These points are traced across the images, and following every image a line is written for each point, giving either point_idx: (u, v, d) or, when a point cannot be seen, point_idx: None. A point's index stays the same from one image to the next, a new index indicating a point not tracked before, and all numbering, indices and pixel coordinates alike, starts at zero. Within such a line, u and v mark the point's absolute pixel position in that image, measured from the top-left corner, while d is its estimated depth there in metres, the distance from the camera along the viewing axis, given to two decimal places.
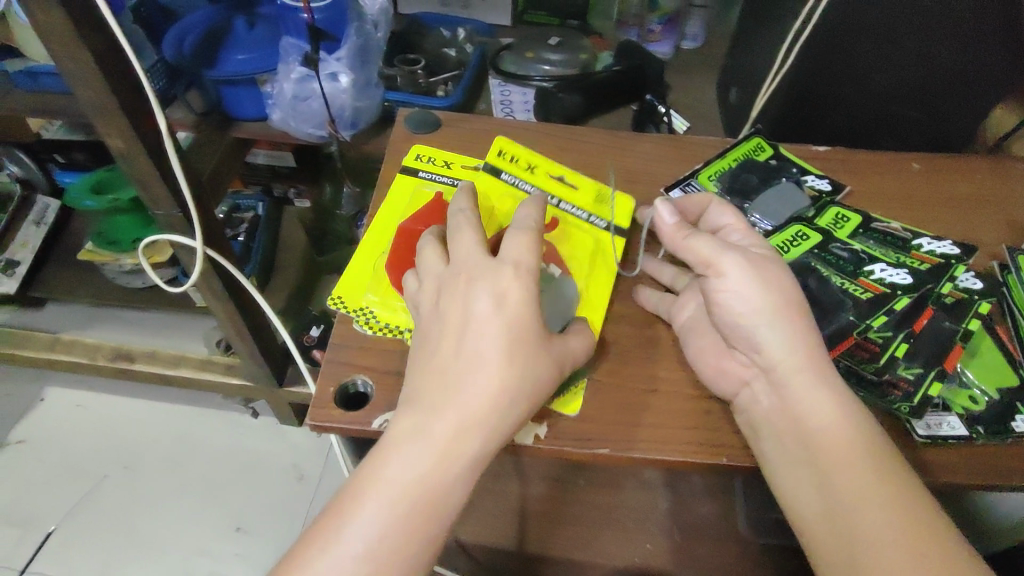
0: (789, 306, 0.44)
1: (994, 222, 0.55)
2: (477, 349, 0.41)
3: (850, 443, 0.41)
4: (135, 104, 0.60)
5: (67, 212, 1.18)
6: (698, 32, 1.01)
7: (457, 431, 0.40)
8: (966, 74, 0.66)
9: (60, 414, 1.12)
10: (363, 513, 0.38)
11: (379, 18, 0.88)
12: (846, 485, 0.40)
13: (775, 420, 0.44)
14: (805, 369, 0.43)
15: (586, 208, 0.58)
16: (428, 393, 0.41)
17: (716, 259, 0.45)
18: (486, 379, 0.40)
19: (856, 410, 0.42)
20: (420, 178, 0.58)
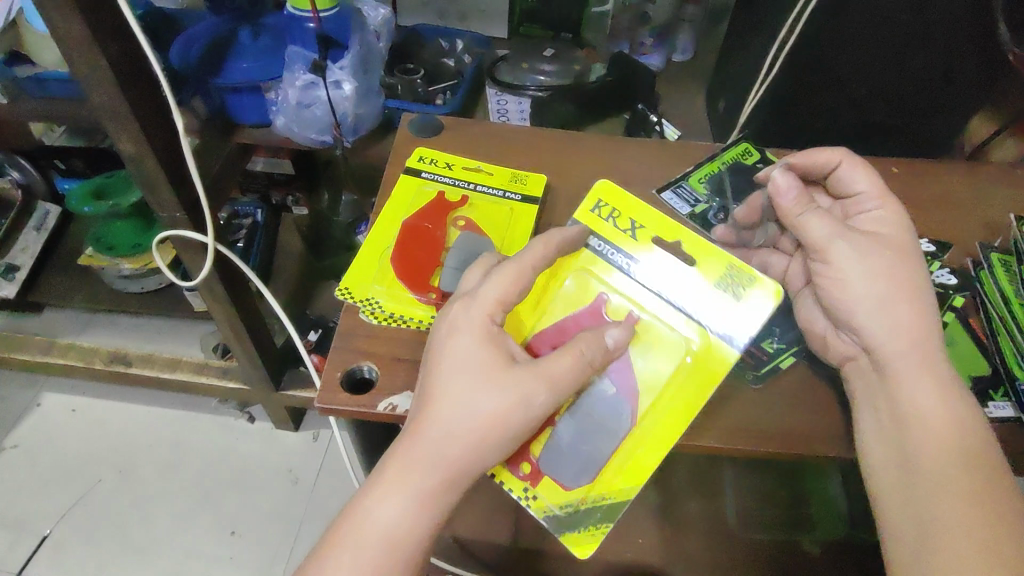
0: (905, 285, 0.46)
1: (969, 221, 0.58)
2: (457, 362, 0.43)
3: (947, 430, 0.43)
4: (145, 108, 0.62)
5: (66, 218, 1.19)
6: (687, 45, 1.04)
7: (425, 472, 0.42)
8: (942, 84, 0.69)
9: (56, 419, 1.13)
10: (375, 514, 0.42)
11: (381, 28, 0.93)
12: (934, 472, 0.42)
13: (873, 399, 0.46)
14: (908, 354, 0.44)
15: (693, 299, 0.50)
16: (422, 405, 0.43)
17: (825, 243, 0.48)
18: (464, 389, 0.42)
19: (959, 400, 0.43)
20: (422, 178, 0.60)
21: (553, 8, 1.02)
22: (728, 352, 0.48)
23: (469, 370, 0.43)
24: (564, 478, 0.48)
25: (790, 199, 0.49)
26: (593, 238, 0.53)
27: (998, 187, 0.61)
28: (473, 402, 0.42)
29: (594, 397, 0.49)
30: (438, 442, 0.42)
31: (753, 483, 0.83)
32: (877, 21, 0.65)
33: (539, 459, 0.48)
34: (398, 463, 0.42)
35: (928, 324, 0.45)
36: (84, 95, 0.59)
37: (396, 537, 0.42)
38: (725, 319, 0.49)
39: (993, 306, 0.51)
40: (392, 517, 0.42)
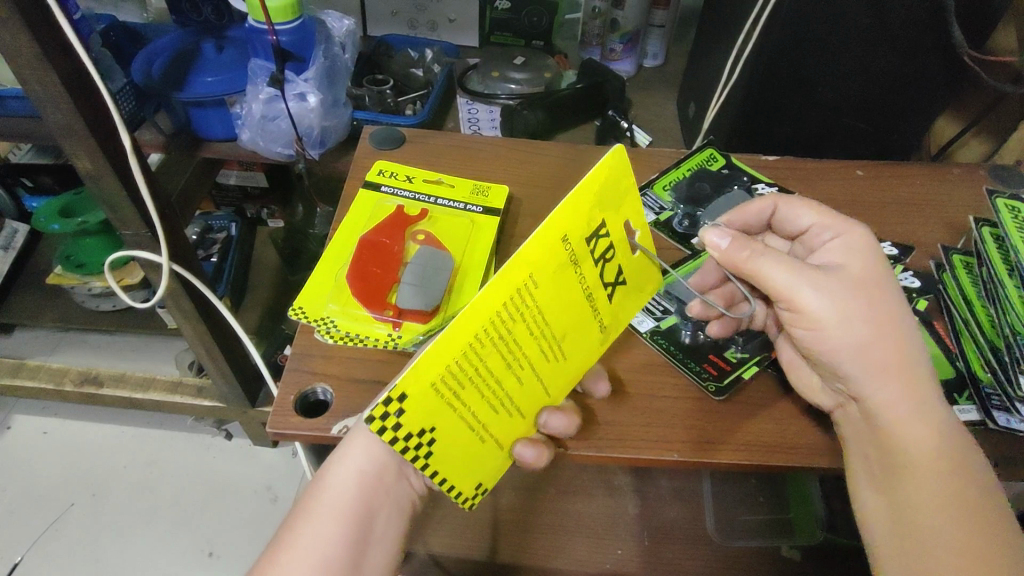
0: (884, 325, 0.43)
1: (932, 223, 0.58)
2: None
3: (932, 463, 0.41)
4: (101, 126, 0.60)
5: (34, 236, 1.17)
6: (658, 50, 1.04)
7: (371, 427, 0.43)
8: (903, 84, 0.70)
9: (25, 442, 1.10)
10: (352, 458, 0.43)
11: (346, 40, 0.93)
12: (926, 508, 0.40)
13: (865, 437, 0.44)
14: (902, 401, 0.42)
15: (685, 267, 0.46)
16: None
17: (790, 292, 0.44)
18: None
19: (943, 427, 0.41)
20: (382, 192, 0.59)
21: (523, 17, 1.02)
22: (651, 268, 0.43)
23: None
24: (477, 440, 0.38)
25: (733, 248, 0.45)
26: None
27: (960, 188, 0.62)
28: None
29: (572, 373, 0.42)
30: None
31: (731, 489, 0.83)
32: (839, 25, 0.66)
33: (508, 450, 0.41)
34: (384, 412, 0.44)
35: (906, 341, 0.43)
36: (38, 112, 0.58)
37: (343, 503, 0.42)
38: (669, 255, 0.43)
39: (957, 310, 0.51)
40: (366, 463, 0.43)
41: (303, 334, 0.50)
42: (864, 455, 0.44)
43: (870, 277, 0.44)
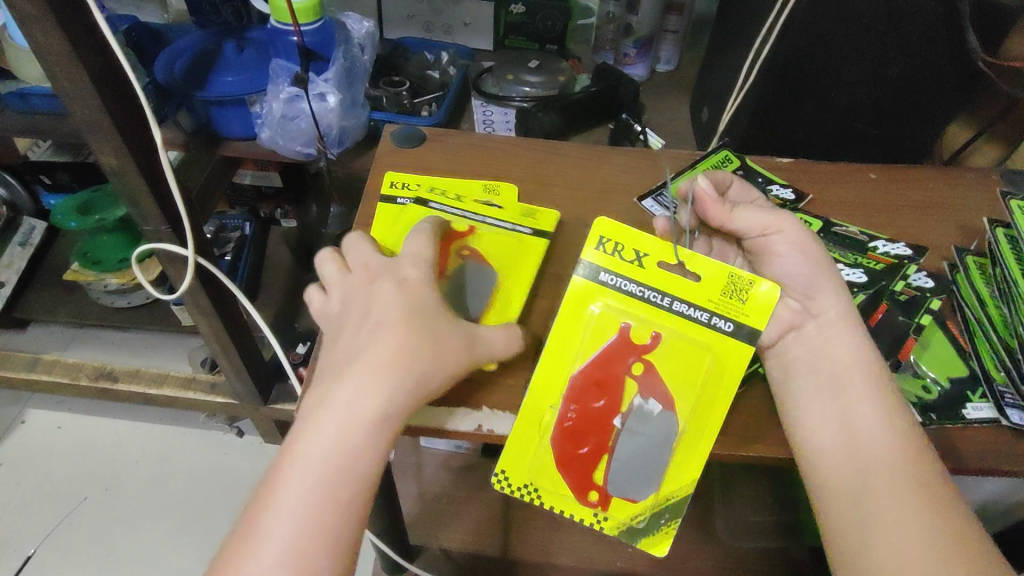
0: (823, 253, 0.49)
1: (945, 225, 0.59)
2: (388, 307, 0.46)
3: (894, 452, 0.42)
4: (128, 122, 0.62)
5: (51, 233, 1.19)
6: (671, 55, 1.05)
7: (342, 430, 0.42)
8: (915, 89, 0.71)
9: (39, 436, 1.11)
10: (302, 454, 0.42)
11: (365, 41, 0.94)
12: (877, 476, 0.41)
13: (826, 429, 0.44)
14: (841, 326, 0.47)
15: (707, 306, 0.46)
16: (338, 367, 0.45)
17: (768, 225, 0.49)
18: (369, 337, 0.44)
19: (899, 420, 0.43)
20: (399, 204, 0.58)
21: (538, 21, 1.03)
22: (744, 345, 0.46)
23: (401, 319, 0.45)
24: (630, 493, 0.46)
25: (713, 198, 0.51)
26: (604, 273, 0.47)
27: (973, 192, 0.62)
28: (406, 344, 0.44)
29: (637, 417, 0.47)
30: (358, 381, 0.43)
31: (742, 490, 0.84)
32: (854, 29, 0.66)
33: (605, 485, 0.46)
34: (319, 407, 0.43)
35: (859, 332, 0.46)
36: (66, 109, 0.59)
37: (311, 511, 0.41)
38: (739, 318, 0.46)
39: (970, 309, 0.51)
40: (319, 456, 0.42)
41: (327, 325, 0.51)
42: (814, 417, 0.45)
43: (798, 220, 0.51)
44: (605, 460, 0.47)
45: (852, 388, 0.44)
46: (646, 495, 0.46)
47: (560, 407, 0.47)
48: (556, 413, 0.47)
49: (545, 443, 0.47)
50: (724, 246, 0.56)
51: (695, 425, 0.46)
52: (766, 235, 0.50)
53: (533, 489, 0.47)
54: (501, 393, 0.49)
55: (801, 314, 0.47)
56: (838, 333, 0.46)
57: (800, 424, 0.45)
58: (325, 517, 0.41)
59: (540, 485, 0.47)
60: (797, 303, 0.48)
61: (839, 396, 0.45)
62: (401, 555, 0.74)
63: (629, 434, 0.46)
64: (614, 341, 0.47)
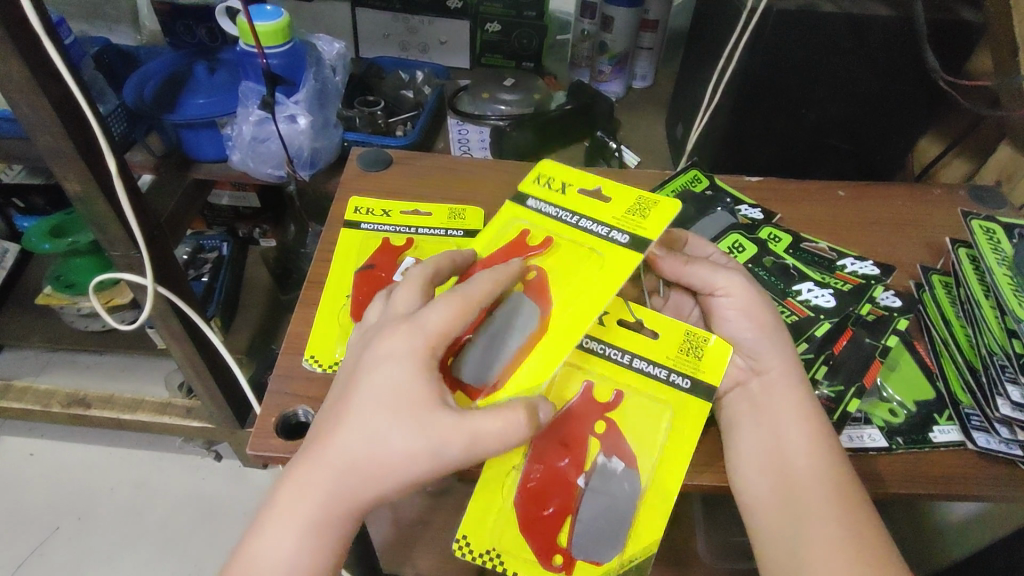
0: (771, 309, 0.48)
1: (912, 243, 0.59)
2: (377, 387, 0.38)
3: (823, 487, 0.41)
4: (91, 147, 0.61)
5: (24, 256, 1.17)
6: (646, 72, 1.05)
7: (337, 480, 0.37)
8: (883, 105, 0.71)
9: (10, 465, 1.09)
10: (254, 550, 0.38)
11: (337, 63, 0.94)
12: (810, 532, 0.41)
13: (759, 467, 0.44)
14: (793, 381, 0.45)
15: (665, 362, 0.47)
16: (338, 410, 0.39)
17: (718, 283, 0.49)
18: (376, 380, 0.38)
19: (830, 452, 0.43)
20: (362, 230, 0.59)
21: (514, 39, 1.03)
22: (702, 401, 0.46)
23: (379, 411, 0.38)
24: (595, 555, 0.44)
25: (667, 260, 0.51)
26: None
27: (939, 209, 0.63)
28: (382, 431, 0.37)
29: (601, 476, 0.45)
30: (332, 476, 0.37)
31: (722, 509, 0.83)
32: (820, 47, 0.67)
33: (569, 547, 0.44)
34: (276, 500, 0.38)
35: (802, 390, 0.45)
36: (27, 135, 0.58)
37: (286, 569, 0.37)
38: (697, 374, 0.46)
39: (936, 330, 0.51)
40: (275, 555, 0.38)
41: (289, 354, 0.50)
42: (751, 472, 0.44)
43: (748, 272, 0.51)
44: (568, 521, 0.45)
45: (785, 424, 0.44)
46: (612, 557, 0.44)
47: (525, 466, 0.46)
48: (521, 472, 0.46)
49: (508, 503, 0.46)
50: (681, 298, 0.54)
51: (656, 483, 0.44)
52: (716, 295, 0.49)
53: (495, 553, 0.45)
54: None
55: (747, 372, 0.47)
56: (780, 393, 0.45)
57: (739, 477, 0.44)
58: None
59: (503, 548, 0.45)
60: (743, 362, 0.47)
61: (779, 434, 0.44)
62: None
63: (593, 492, 0.45)
64: (577, 398, 0.47)
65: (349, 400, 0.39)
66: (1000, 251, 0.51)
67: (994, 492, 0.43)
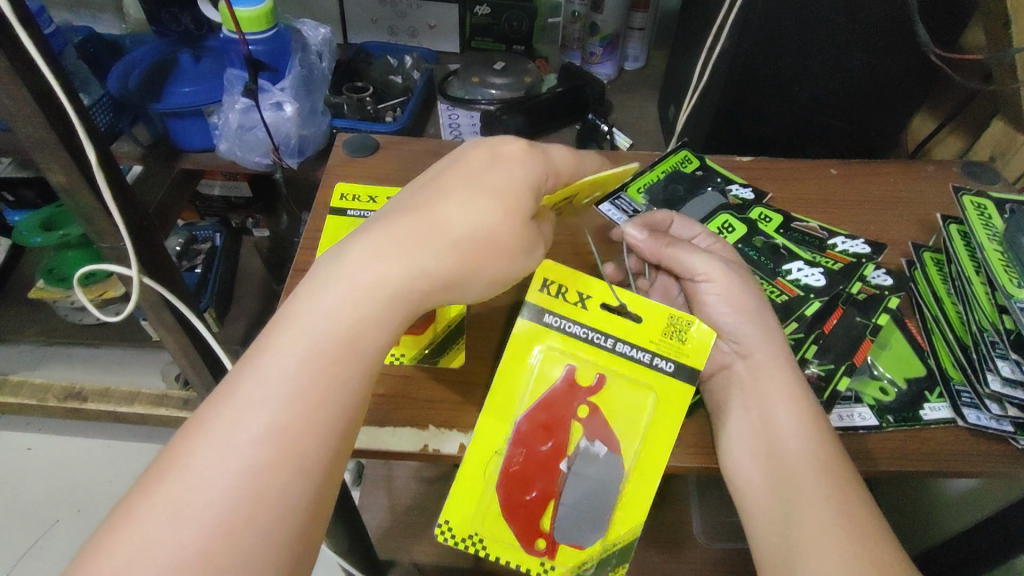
0: (757, 295, 0.48)
1: (904, 220, 0.59)
2: (470, 177, 0.39)
3: (812, 471, 0.41)
4: (75, 137, 0.60)
5: (16, 250, 1.15)
6: (638, 53, 1.04)
7: (397, 260, 0.36)
8: (875, 82, 0.71)
9: (10, 458, 1.09)
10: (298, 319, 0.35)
11: (322, 48, 0.92)
12: (804, 513, 0.40)
13: (749, 451, 0.43)
14: (779, 360, 0.45)
15: (648, 347, 0.46)
16: (416, 201, 0.39)
17: (700, 270, 0.48)
18: (472, 169, 0.39)
19: (820, 436, 0.42)
20: (349, 216, 0.58)
21: (504, 22, 1.02)
22: (685, 385, 0.45)
23: (478, 192, 0.38)
24: (578, 539, 0.44)
25: (647, 244, 0.50)
26: (547, 315, 0.47)
27: (931, 186, 0.62)
28: (469, 212, 0.37)
29: (584, 459, 0.45)
30: (394, 253, 0.36)
31: (716, 490, 0.83)
32: (811, 25, 0.66)
33: (552, 532, 0.45)
34: (334, 265, 0.37)
35: (789, 374, 0.45)
36: (9, 127, 0.57)
37: (309, 354, 0.34)
38: (680, 357, 0.46)
39: (927, 307, 0.51)
40: (326, 313, 0.35)
41: None
42: (742, 456, 0.44)
43: (735, 258, 0.51)
44: (552, 505, 0.45)
45: (775, 409, 0.44)
46: (595, 540, 0.44)
47: (507, 451, 0.45)
48: (503, 456, 0.45)
49: (490, 487, 0.45)
50: (667, 281, 0.54)
51: (638, 464, 0.45)
52: (697, 280, 0.48)
53: (477, 538, 0.45)
54: (452, 412, 0.48)
55: (733, 356, 0.47)
56: (767, 377, 0.45)
57: (729, 462, 0.44)
58: (307, 387, 0.34)
59: (485, 533, 0.45)
60: (727, 347, 0.47)
61: (769, 416, 0.44)
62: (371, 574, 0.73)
63: (578, 477, 0.45)
64: (557, 384, 0.46)
65: (434, 187, 0.39)
66: (991, 227, 0.50)
67: (985, 469, 0.43)
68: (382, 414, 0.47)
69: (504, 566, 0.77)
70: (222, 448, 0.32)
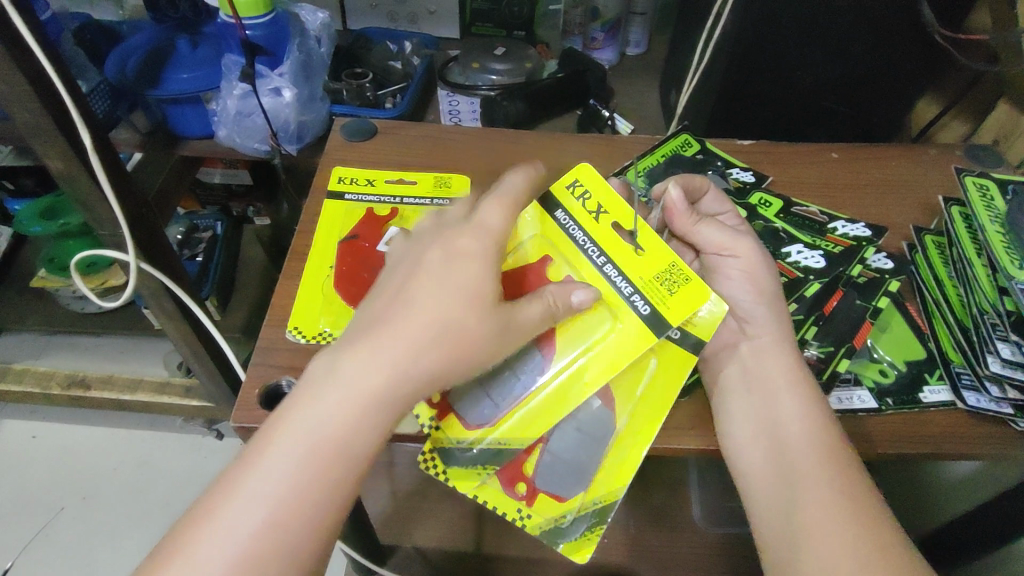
0: (776, 274, 0.48)
1: (906, 204, 0.58)
2: (450, 287, 0.39)
3: (812, 454, 0.41)
4: (71, 123, 0.60)
5: (17, 239, 1.15)
6: (640, 38, 1.04)
7: (384, 377, 0.37)
8: (878, 62, 0.70)
9: (15, 446, 1.09)
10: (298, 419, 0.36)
11: (321, 33, 0.92)
12: (805, 494, 0.40)
13: (751, 433, 0.43)
14: (785, 334, 0.46)
15: None
16: (384, 310, 0.39)
17: (730, 246, 0.48)
18: (449, 277, 0.39)
19: (822, 417, 0.42)
20: (347, 200, 0.58)
21: (504, 6, 1.01)
22: (689, 353, 0.46)
23: (464, 295, 0.39)
24: (559, 489, 0.44)
25: (682, 211, 0.50)
26: (560, 212, 0.48)
27: (934, 168, 0.62)
28: (455, 322, 0.38)
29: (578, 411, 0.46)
30: (388, 369, 0.37)
31: (718, 475, 0.84)
32: (815, 5, 0.65)
33: (533, 477, 0.45)
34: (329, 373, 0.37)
35: (790, 356, 0.45)
36: (6, 113, 0.57)
37: (305, 462, 0.36)
38: (688, 326, 0.46)
39: (929, 290, 0.51)
40: (318, 428, 0.36)
41: (272, 327, 0.50)
42: (742, 437, 0.43)
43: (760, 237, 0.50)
44: (538, 450, 0.46)
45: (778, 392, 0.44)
46: (575, 493, 0.44)
47: None
48: None
49: None
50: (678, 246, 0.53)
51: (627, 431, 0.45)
52: (722, 254, 0.49)
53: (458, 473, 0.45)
54: None
55: (739, 333, 0.47)
56: (769, 356, 0.45)
57: (730, 442, 0.44)
58: (298, 500, 0.35)
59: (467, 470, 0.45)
60: (735, 323, 0.48)
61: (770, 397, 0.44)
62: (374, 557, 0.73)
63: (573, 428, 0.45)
64: None
65: (401, 299, 0.39)
66: (994, 210, 0.50)
67: (984, 451, 0.43)
68: None
69: (504, 552, 0.78)
70: (221, 544, 0.34)
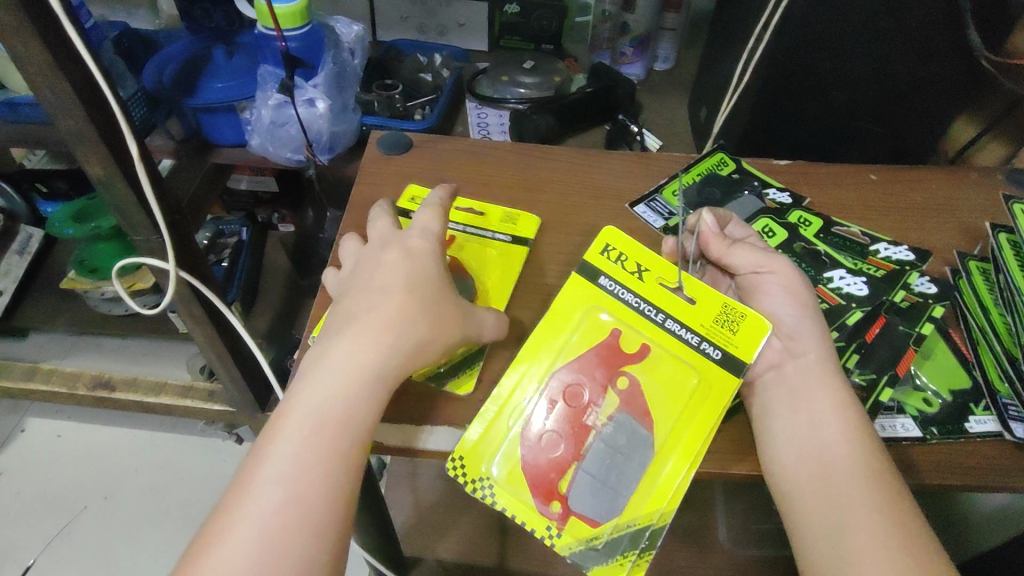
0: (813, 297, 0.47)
1: (946, 228, 0.58)
2: (376, 301, 0.44)
3: (859, 479, 0.41)
4: (111, 130, 0.60)
5: (48, 240, 1.17)
6: (669, 53, 1.03)
7: (342, 387, 0.41)
8: (915, 83, 0.69)
9: (39, 445, 1.11)
10: (282, 438, 0.40)
11: (355, 45, 0.93)
12: (855, 518, 0.39)
13: (798, 454, 0.43)
14: (828, 357, 0.45)
15: (698, 330, 0.46)
16: (336, 333, 0.43)
17: (767, 266, 0.48)
18: (382, 288, 0.44)
19: (869, 444, 0.42)
20: None
21: (533, 20, 1.02)
22: (731, 374, 0.45)
23: (405, 295, 0.44)
24: (593, 512, 0.43)
25: (715, 238, 0.50)
26: (603, 278, 0.48)
27: (975, 192, 0.61)
28: (400, 329, 0.43)
29: (618, 429, 0.45)
30: (346, 382, 0.41)
31: (744, 497, 0.82)
32: (852, 26, 0.65)
33: (568, 495, 0.44)
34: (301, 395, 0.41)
35: (836, 378, 0.44)
36: (49, 119, 0.58)
37: (290, 479, 0.39)
38: (728, 347, 0.45)
39: (973, 317, 0.50)
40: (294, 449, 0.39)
41: None
42: (789, 458, 0.43)
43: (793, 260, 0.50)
44: (572, 468, 0.44)
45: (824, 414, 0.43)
46: (608, 517, 0.43)
47: (537, 403, 0.46)
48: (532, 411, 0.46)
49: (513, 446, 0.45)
50: (717, 273, 0.54)
51: (667, 448, 0.44)
52: (759, 272, 0.48)
53: (490, 487, 0.44)
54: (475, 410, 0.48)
55: (783, 354, 0.46)
56: (815, 374, 0.44)
57: (775, 463, 0.43)
58: (299, 512, 0.38)
59: (500, 487, 0.44)
60: (780, 343, 0.46)
61: (817, 418, 0.43)
62: (396, 569, 0.73)
63: (605, 447, 0.45)
64: (601, 348, 0.47)
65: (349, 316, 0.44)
66: None
67: None
68: (422, 413, 0.47)
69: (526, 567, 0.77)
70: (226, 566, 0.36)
